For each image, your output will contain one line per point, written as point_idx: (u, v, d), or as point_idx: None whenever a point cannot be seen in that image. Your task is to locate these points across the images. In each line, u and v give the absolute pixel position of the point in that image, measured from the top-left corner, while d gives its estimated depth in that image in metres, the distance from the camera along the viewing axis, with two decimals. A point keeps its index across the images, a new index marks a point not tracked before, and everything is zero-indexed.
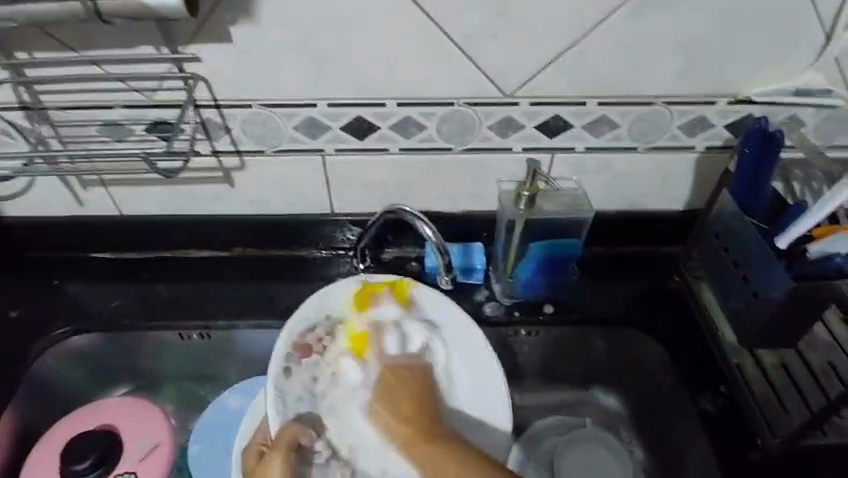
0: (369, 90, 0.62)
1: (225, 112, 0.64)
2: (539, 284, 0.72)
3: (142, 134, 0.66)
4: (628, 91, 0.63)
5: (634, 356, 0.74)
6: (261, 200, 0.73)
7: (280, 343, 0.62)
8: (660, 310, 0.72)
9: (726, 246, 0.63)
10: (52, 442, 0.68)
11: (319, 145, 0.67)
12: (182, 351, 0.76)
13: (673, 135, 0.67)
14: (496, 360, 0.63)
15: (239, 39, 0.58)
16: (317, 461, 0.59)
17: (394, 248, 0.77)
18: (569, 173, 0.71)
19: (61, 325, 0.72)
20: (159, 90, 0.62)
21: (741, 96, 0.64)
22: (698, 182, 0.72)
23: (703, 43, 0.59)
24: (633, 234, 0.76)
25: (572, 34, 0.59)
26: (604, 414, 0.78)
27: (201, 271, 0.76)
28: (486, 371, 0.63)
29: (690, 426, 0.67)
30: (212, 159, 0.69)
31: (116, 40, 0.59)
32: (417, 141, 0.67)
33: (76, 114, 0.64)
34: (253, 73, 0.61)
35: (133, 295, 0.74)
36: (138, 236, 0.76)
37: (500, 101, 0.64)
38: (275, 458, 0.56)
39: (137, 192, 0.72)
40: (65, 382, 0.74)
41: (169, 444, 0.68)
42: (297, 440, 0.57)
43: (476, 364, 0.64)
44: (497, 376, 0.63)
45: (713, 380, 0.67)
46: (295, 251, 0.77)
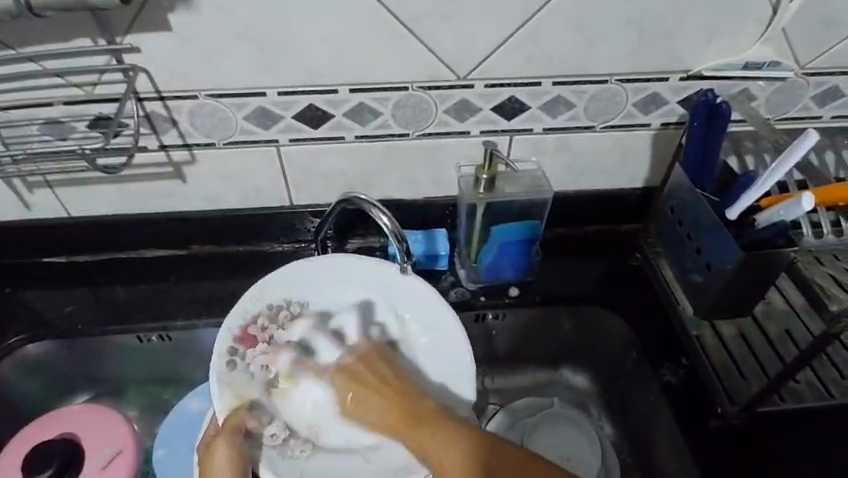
0: (320, 77, 0.61)
1: (170, 104, 0.61)
2: (502, 268, 0.72)
3: (86, 131, 0.63)
4: (582, 70, 0.63)
5: (599, 334, 0.75)
6: (217, 196, 0.71)
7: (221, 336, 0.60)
8: (622, 288, 0.73)
9: (680, 220, 0.64)
10: (10, 456, 0.65)
11: (272, 136, 0.65)
12: (143, 354, 0.73)
13: (628, 113, 0.68)
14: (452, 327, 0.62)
15: (180, 27, 0.56)
16: (271, 444, 0.58)
17: (357, 238, 0.76)
18: (528, 154, 0.71)
19: (15, 333, 0.69)
20: (100, 84, 0.60)
21: (692, 71, 0.64)
22: (654, 159, 0.73)
23: (652, 19, 0.59)
24: (595, 214, 0.77)
25: (523, 12, 0.58)
26: (573, 392, 0.79)
27: (158, 271, 0.74)
28: (441, 338, 0.63)
29: (654, 399, 0.67)
30: (162, 154, 0.66)
31: (48, 32, 0.56)
32: (373, 127, 0.66)
33: (13, 112, 0.61)
34: (197, 63, 0.59)
35: (89, 298, 0.72)
36: (89, 238, 0.73)
37: (454, 84, 0.63)
38: (220, 444, 0.54)
39: (85, 193, 0.70)
40: (20, 393, 0.72)
41: (133, 449, 0.66)
42: (242, 426, 0.56)
43: (432, 330, 0.63)
44: (457, 347, 0.62)
45: (675, 352, 0.68)
46: (256, 246, 0.76)
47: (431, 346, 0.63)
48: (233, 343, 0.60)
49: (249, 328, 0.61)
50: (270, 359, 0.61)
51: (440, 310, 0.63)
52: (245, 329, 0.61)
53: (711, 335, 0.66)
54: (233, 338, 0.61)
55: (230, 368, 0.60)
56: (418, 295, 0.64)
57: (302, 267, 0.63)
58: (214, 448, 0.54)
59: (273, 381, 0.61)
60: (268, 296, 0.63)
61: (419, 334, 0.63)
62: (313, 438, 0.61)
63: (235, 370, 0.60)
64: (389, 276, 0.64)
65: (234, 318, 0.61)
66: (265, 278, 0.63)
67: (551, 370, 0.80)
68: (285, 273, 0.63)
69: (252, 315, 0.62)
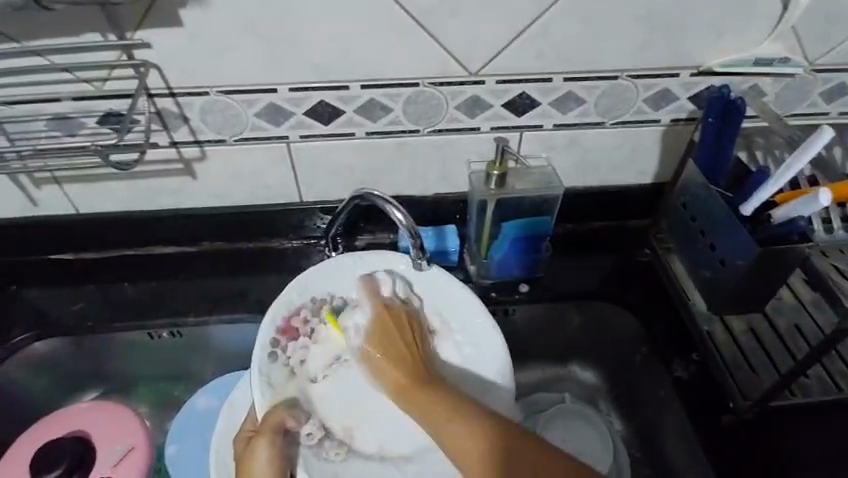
0: (331, 73, 0.61)
1: (181, 100, 0.61)
2: (513, 264, 0.72)
3: (96, 127, 0.63)
4: (593, 65, 0.63)
5: (609, 329, 0.75)
6: (226, 192, 0.71)
7: (262, 330, 0.60)
8: (632, 283, 0.74)
9: (693, 216, 0.64)
10: (19, 454, 0.65)
11: (283, 132, 0.65)
12: (152, 351, 0.73)
13: (639, 109, 0.68)
14: (492, 334, 0.62)
15: (191, 22, 0.56)
16: (308, 442, 0.59)
17: (366, 234, 0.76)
18: (538, 150, 0.71)
19: (21, 331, 0.69)
20: (109, 80, 0.59)
21: (703, 67, 0.64)
22: (664, 155, 0.73)
23: (664, 14, 0.59)
24: (603, 210, 0.77)
25: (536, 8, 0.58)
26: (582, 388, 0.79)
27: (168, 268, 0.74)
28: (481, 347, 0.63)
29: (665, 393, 0.68)
30: (172, 151, 0.66)
31: (58, 27, 0.55)
32: (384, 124, 0.66)
33: (21, 108, 0.61)
34: (208, 59, 0.58)
35: (98, 295, 0.72)
36: (98, 235, 0.73)
37: (465, 80, 0.63)
38: (261, 442, 0.56)
39: (93, 189, 0.69)
40: (30, 390, 0.71)
41: (145, 446, 0.66)
42: (283, 424, 0.57)
43: (467, 331, 0.63)
44: (492, 350, 0.62)
45: (686, 348, 0.68)
46: (265, 242, 0.76)
47: (467, 348, 0.63)
48: (276, 336, 0.61)
49: (292, 321, 0.62)
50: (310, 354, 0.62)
51: (479, 314, 0.63)
52: (288, 322, 0.62)
53: (721, 330, 0.67)
54: (276, 330, 0.61)
55: (271, 360, 0.60)
56: (461, 302, 0.64)
57: (345, 262, 0.65)
58: (255, 444, 0.56)
59: (314, 378, 0.62)
60: (313, 288, 0.64)
61: (461, 340, 0.63)
62: (346, 440, 0.62)
63: (275, 362, 0.60)
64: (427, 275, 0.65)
65: (276, 310, 0.61)
66: (306, 271, 0.64)
67: (560, 366, 0.80)
68: (327, 268, 0.64)
69: (297, 308, 0.63)
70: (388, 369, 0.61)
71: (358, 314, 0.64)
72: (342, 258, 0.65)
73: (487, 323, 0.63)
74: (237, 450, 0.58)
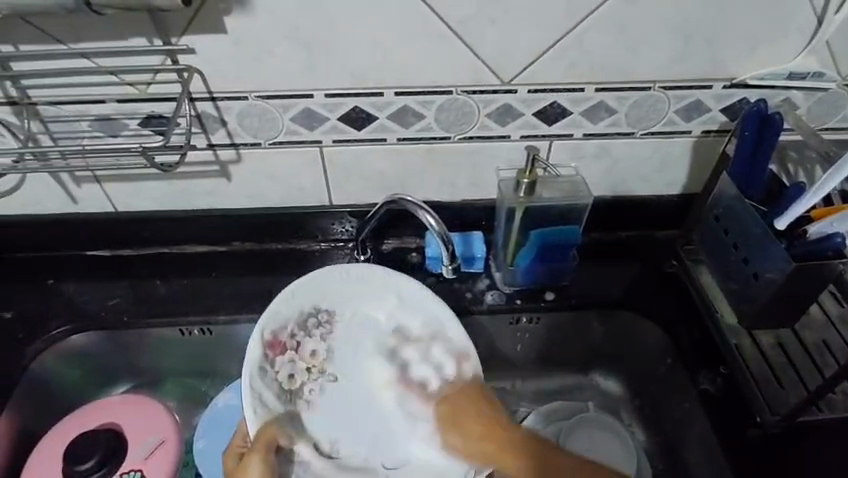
0: (366, 79, 0.62)
1: (221, 104, 0.63)
2: (538, 272, 0.72)
3: (138, 128, 0.65)
4: (626, 76, 0.63)
5: (633, 339, 0.75)
6: (258, 194, 0.73)
7: (252, 342, 0.61)
8: (658, 293, 0.73)
9: (726, 229, 0.64)
10: (55, 442, 0.67)
11: (317, 136, 0.66)
12: (181, 347, 0.75)
13: (670, 120, 0.68)
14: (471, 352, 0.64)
15: (234, 30, 0.57)
16: (298, 459, 0.61)
17: (393, 238, 0.77)
18: (567, 159, 0.71)
19: (58, 325, 0.71)
20: (153, 83, 0.61)
21: (736, 80, 0.64)
22: (693, 166, 0.73)
23: (699, 27, 0.60)
24: (630, 220, 0.77)
25: (571, 19, 0.58)
26: (604, 398, 0.80)
27: (201, 267, 0.76)
28: (459, 355, 0.65)
29: (689, 405, 0.67)
30: (209, 153, 0.68)
31: (106, 32, 0.57)
32: (416, 130, 0.67)
33: (67, 108, 0.63)
34: (248, 65, 0.60)
35: (132, 292, 0.73)
36: (134, 232, 0.75)
37: (498, 89, 0.63)
38: (253, 458, 0.55)
39: (131, 189, 0.71)
40: (64, 383, 0.73)
41: (175, 440, 0.67)
42: (274, 441, 0.57)
43: (448, 348, 0.65)
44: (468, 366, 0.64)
45: (712, 360, 0.68)
46: (293, 244, 0.77)
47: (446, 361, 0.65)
48: (263, 350, 0.62)
49: (279, 335, 0.63)
50: (297, 369, 0.64)
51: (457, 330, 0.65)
52: (275, 335, 0.63)
53: (748, 342, 0.67)
54: (264, 344, 0.62)
55: (261, 375, 0.61)
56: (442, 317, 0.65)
57: (324, 278, 0.65)
58: (247, 468, 0.55)
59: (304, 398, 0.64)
60: (298, 303, 0.65)
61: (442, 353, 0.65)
62: (332, 453, 0.63)
63: (264, 377, 0.61)
64: (407, 288, 0.65)
65: (270, 325, 0.62)
66: (308, 277, 0.65)
67: (582, 375, 0.81)
68: (330, 274, 0.65)
69: (285, 324, 0.64)
70: (464, 429, 0.62)
71: (337, 327, 0.66)
72: (329, 274, 0.65)
73: (456, 331, 0.64)
74: (230, 466, 0.58)
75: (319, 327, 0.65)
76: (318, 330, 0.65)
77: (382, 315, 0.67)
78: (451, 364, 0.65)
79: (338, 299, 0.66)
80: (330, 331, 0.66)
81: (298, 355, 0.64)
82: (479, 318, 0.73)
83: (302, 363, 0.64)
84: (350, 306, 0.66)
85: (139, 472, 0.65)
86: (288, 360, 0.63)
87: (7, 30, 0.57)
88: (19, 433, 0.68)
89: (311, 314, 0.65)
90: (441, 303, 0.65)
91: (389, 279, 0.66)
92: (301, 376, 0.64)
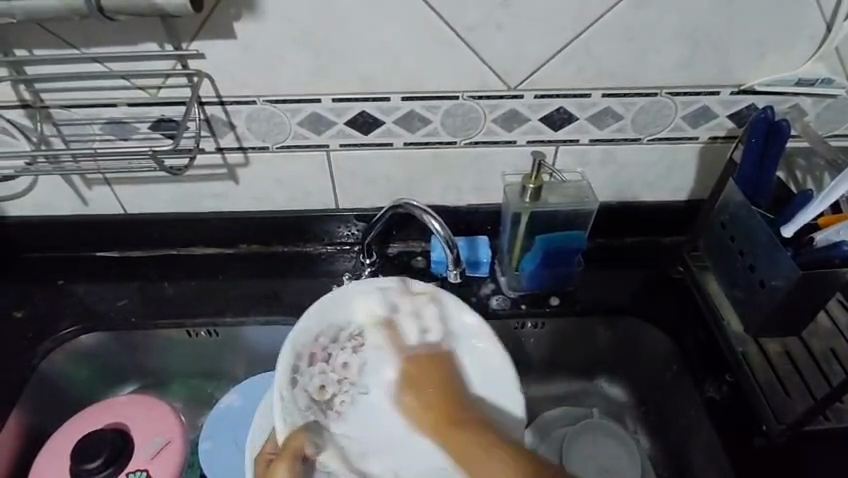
0: (373, 84, 0.62)
1: (230, 108, 0.64)
2: (543, 277, 0.72)
3: (148, 132, 0.66)
4: (632, 82, 0.63)
5: (639, 347, 0.74)
6: (266, 196, 0.73)
7: (284, 354, 0.60)
8: (663, 300, 0.73)
9: (733, 236, 0.63)
10: (63, 442, 0.68)
11: (324, 140, 0.67)
12: (187, 348, 0.75)
13: (677, 126, 0.67)
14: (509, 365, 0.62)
15: (243, 35, 0.58)
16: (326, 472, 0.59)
17: (399, 242, 0.78)
18: (573, 165, 0.71)
19: (67, 325, 0.72)
20: (163, 87, 0.62)
21: (744, 86, 0.64)
22: (700, 172, 0.72)
23: (706, 33, 0.60)
24: (636, 225, 0.77)
25: (578, 25, 0.58)
26: (610, 404, 0.79)
27: (208, 268, 0.76)
28: (492, 365, 0.63)
29: (695, 413, 0.67)
30: (218, 156, 0.69)
31: (118, 36, 0.58)
32: (422, 135, 0.67)
33: (79, 112, 0.64)
34: (257, 69, 0.61)
35: (140, 293, 0.74)
36: (143, 234, 0.76)
37: (504, 94, 0.64)
38: (280, 466, 0.55)
39: (141, 191, 0.72)
40: (72, 383, 0.74)
41: (180, 440, 0.68)
42: (302, 450, 0.57)
43: (482, 360, 0.63)
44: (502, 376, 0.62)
45: (718, 368, 0.67)
46: (300, 247, 0.78)
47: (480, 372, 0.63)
48: (297, 361, 0.61)
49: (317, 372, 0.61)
50: (329, 380, 0.63)
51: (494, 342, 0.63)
52: (307, 348, 0.62)
53: (754, 351, 0.66)
54: (296, 355, 0.61)
55: (292, 386, 0.60)
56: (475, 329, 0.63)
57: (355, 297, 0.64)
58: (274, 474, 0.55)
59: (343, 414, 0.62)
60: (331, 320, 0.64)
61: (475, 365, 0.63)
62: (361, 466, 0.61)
63: (295, 389, 0.60)
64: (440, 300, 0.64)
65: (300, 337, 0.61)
66: (333, 293, 0.64)
67: (587, 381, 0.80)
68: (357, 291, 0.64)
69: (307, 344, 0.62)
70: (419, 391, 0.63)
71: (373, 340, 0.65)
72: (366, 286, 0.64)
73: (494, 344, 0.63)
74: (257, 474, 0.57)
75: (351, 340, 0.64)
76: (352, 345, 0.64)
77: (410, 332, 0.64)
78: (485, 376, 0.63)
79: (371, 310, 0.65)
80: (361, 346, 0.64)
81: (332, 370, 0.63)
82: (484, 323, 0.73)
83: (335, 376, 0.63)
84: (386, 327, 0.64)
85: (145, 471, 0.65)
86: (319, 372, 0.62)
87: (21, 35, 0.58)
88: (27, 433, 0.69)
89: (343, 328, 0.64)
90: (471, 312, 0.63)
91: (422, 297, 0.64)
92: (333, 387, 0.63)
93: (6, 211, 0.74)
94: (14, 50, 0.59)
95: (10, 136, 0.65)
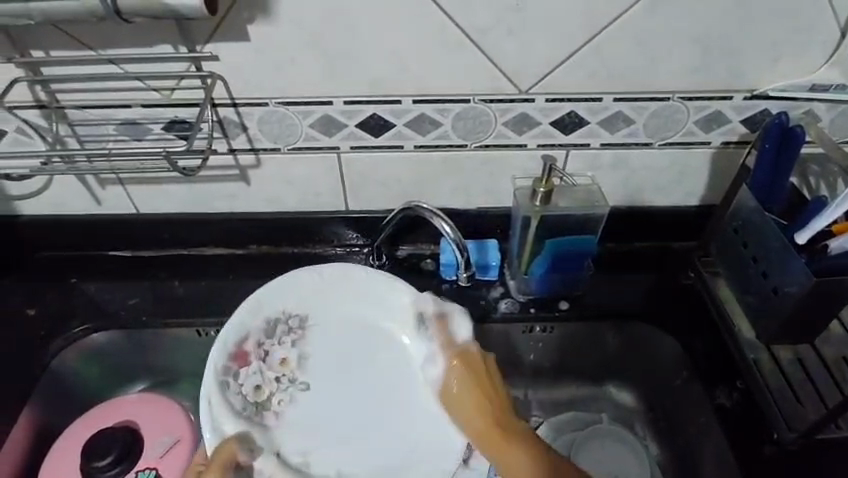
0: (385, 87, 0.63)
1: (242, 110, 0.64)
2: (552, 281, 0.72)
3: (161, 133, 0.66)
4: (645, 86, 0.63)
5: (649, 352, 0.74)
6: (276, 198, 0.74)
7: (216, 354, 0.62)
8: (672, 305, 0.72)
9: (746, 242, 0.63)
10: (72, 442, 0.68)
11: (335, 143, 0.67)
12: (196, 348, 0.76)
13: (689, 130, 0.67)
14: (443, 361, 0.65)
15: (256, 38, 0.58)
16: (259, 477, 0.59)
17: (408, 244, 0.78)
18: (584, 169, 0.71)
19: (79, 322, 0.72)
20: (177, 89, 0.62)
21: (757, 91, 0.64)
22: (713, 177, 0.72)
23: (719, 37, 0.59)
24: (647, 230, 0.77)
25: (590, 29, 0.58)
26: (617, 409, 0.79)
27: (219, 268, 0.77)
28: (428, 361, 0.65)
29: (705, 420, 0.66)
30: (229, 157, 0.69)
31: (133, 39, 0.59)
32: (433, 138, 0.67)
33: (94, 113, 0.64)
34: (269, 72, 0.61)
35: (151, 292, 0.75)
36: (154, 234, 0.76)
37: (515, 98, 0.64)
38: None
39: (153, 191, 0.73)
40: (82, 381, 0.74)
41: (190, 438, 0.68)
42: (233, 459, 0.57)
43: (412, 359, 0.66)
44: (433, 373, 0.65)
45: (729, 375, 0.67)
46: (310, 249, 0.78)
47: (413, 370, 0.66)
48: (227, 363, 0.63)
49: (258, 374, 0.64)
50: (265, 379, 0.64)
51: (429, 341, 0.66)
52: (240, 347, 0.64)
53: (766, 358, 0.66)
54: (227, 355, 0.63)
55: (222, 391, 0.61)
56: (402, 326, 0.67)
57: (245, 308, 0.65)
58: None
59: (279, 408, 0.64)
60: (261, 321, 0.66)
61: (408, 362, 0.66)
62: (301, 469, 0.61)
63: (227, 392, 0.62)
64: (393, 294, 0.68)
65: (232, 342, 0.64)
66: (275, 283, 0.67)
67: (595, 386, 0.80)
68: (298, 280, 0.68)
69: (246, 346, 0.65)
70: (464, 402, 0.61)
71: (264, 335, 0.66)
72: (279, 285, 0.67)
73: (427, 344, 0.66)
74: None
75: (287, 334, 0.67)
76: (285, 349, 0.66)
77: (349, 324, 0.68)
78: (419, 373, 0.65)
79: (277, 294, 0.67)
80: (302, 339, 0.67)
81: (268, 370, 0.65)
82: (492, 326, 0.72)
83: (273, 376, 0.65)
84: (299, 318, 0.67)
85: (155, 470, 0.65)
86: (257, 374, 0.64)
87: (38, 36, 0.59)
88: (39, 430, 0.70)
89: (280, 320, 0.67)
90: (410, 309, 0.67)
91: (362, 282, 0.68)
92: (270, 386, 0.64)
93: (21, 210, 0.75)
94: (31, 51, 0.60)
95: (26, 136, 0.66)
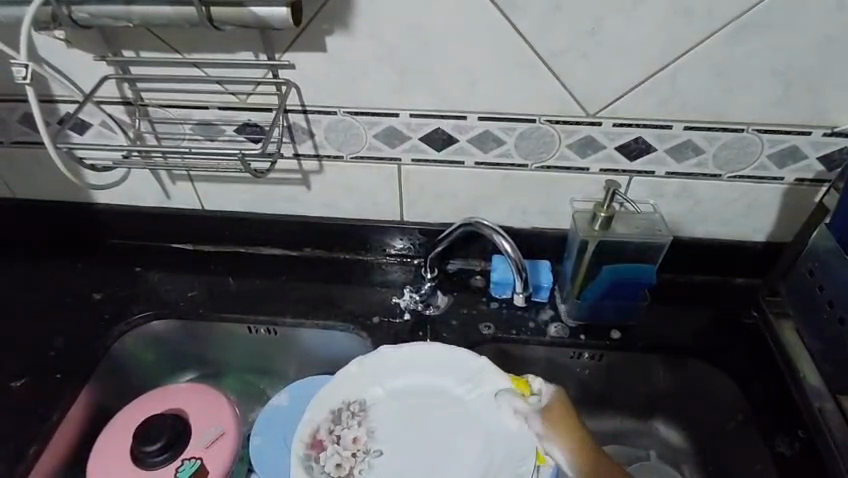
0: (453, 103, 0.63)
1: (311, 117, 0.66)
2: (606, 308, 0.71)
3: (233, 135, 0.69)
4: (718, 115, 0.61)
5: (703, 390, 0.71)
6: (334, 203, 0.75)
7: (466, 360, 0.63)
8: (731, 343, 0.70)
9: (822, 285, 0.61)
10: (127, 422, 0.71)
11: (397, 154, 0.69)
12: (244, 344, 0.78)
13: (761, 164, 0.65)
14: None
15: (332, 47, 0.60)
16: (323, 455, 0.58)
17: (459, 260, 0.78)
18: (646, 196, 0.70)
19: (141, 309, 0.76)
20: (253, 94, 0.65)
21: (838, 127, 0.61)
22: (783, 214, 0.69)
23: (801, 71, 0.57)
24: (706, 263, 0.74)
25: (666, 56, 0.57)
26: (666, 449, 0.75)
27: (270, 268, 0.79)
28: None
29: (762, 468, 0.63)
30: (293, 162, 0.71)
31: (217, 45, 0.61)
32: (495, 155, 0.67)
33: (173, 112, 0.68)
34: (341, 81, 0.63)
35: (207, 285, 0.78)
36: (215, 230, 0.79)
37: (582, 120, 0.63)
38: None
39: (219, 189, 0.76)
40: (138, 365, 0.77)
41: (235, 432, 0.69)
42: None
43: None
44: None
45: (789, 422, 0.63)
46: (361, 256, 0.79)
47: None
48: (428, 360, 0.64)
49: (318, 433, 0.60)
50: (344, 457, 0.58)
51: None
52: (453, 366, 0.63)
53: (832, 408, 0.61)
54: (432, 361, 0.64)
55: (395, 374, 0.63)
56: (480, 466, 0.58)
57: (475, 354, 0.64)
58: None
59: (316, 456, 0.58)
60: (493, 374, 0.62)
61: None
62: (340, 450, 0.59)
63: (407, 374, 0.63)
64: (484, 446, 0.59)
65: (461, 352, 0.64)
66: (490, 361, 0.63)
67: (642, 420, 0.77)
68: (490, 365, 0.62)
69: (483, 389, 0.62)
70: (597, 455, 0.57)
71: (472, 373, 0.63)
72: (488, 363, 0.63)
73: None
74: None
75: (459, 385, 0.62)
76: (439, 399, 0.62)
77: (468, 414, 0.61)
78: None
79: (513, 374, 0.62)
80: (367, 418, 0.61)
81: (341, 444, 0.59)
82: (539, 349, 0.71)
83: (347, 450, 0.59)
84: (524, 459, 0.57)
85: (200, 459, 0.67)
86: (458, 397, 0.62)
87: (131, 38, 0.62)
88: (69, 453, 0.69)
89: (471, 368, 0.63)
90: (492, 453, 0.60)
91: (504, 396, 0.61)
92: (348, 462, 0.58)
93: (96, 200, 0.79)
94: (123, 51, 0.63)
95: (109, 130, 0.70)
